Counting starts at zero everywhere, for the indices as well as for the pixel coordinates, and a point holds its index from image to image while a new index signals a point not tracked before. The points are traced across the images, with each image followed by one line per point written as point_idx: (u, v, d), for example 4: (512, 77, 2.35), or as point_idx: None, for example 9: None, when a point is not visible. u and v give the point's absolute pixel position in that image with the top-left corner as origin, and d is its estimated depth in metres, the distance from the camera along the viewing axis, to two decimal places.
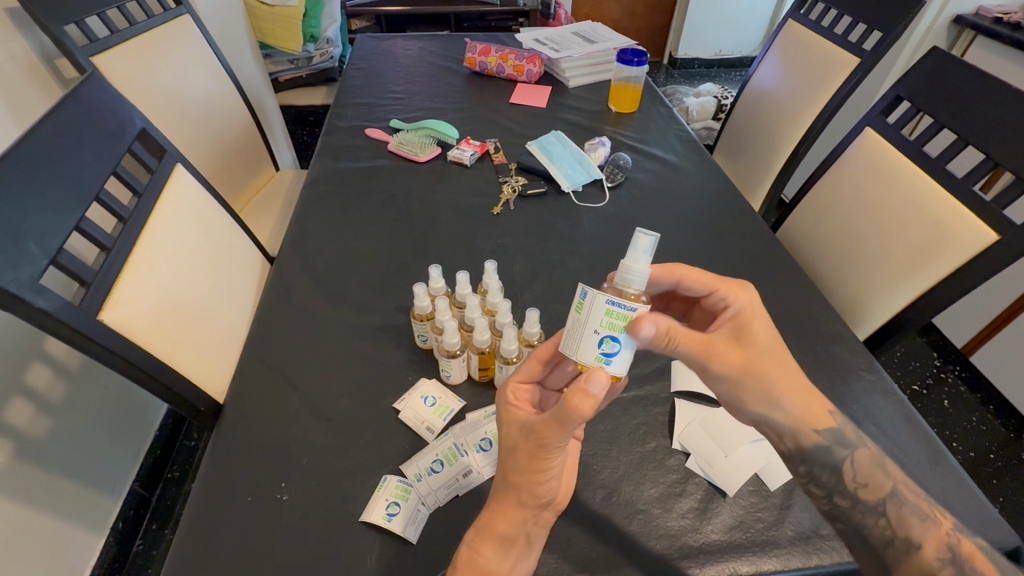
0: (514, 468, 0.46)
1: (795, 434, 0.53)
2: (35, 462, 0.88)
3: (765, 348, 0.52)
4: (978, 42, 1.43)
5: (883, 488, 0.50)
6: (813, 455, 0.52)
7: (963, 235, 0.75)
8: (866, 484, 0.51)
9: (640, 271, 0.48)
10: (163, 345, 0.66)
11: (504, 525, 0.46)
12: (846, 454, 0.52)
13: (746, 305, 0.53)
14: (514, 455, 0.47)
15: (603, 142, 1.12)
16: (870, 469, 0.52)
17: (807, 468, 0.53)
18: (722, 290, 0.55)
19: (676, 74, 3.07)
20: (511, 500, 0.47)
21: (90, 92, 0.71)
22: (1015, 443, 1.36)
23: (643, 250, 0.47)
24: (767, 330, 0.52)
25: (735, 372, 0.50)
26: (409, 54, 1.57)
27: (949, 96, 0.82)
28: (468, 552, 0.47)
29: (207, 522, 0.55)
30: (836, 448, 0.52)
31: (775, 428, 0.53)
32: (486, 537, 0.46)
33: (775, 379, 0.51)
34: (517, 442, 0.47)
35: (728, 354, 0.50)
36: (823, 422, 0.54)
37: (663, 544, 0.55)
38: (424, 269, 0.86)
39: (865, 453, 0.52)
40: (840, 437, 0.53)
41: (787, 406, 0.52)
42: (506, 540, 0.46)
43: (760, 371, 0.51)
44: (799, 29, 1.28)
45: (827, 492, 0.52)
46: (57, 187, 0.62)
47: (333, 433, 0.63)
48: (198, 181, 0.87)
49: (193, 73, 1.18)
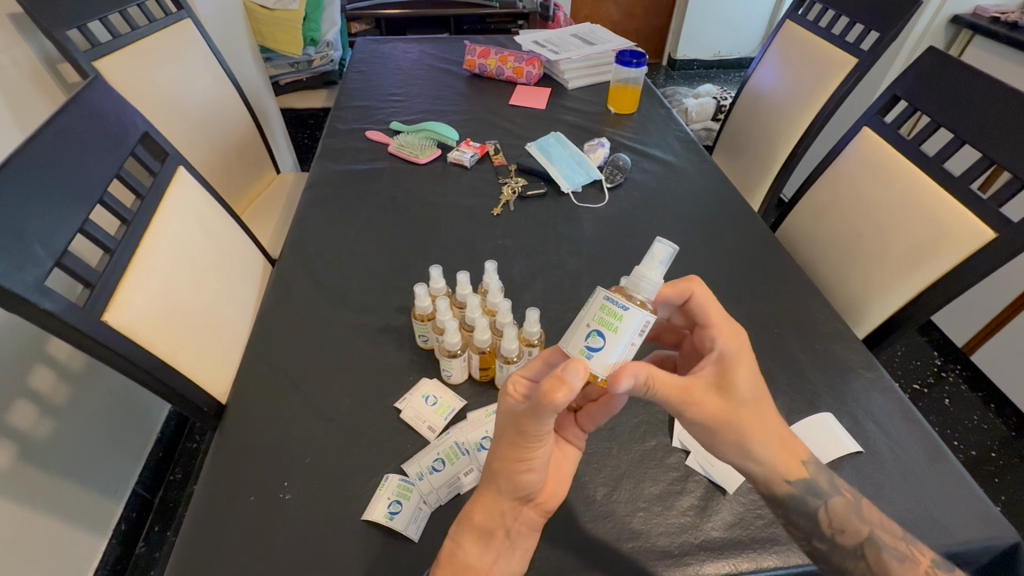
0: (496, 452, 0.47)
1: (768, 483, 0.51)
2: (38, 463, 0.89)
3: (742, 400, 0.49)
4: (976, 41, 1.43)
5: (861, 533, 0.51)
6: (788, 504, 0.51)
7: (960, 235, 0.75)
8: (843, 530, 0.51)
9: (653, 280, 0.48)
10: (166, 346, 0.67)
11: (479, 511, 0.48)
12: (820, 504, 0.51)
13: (733, 351, 0.51)
14: (498, 440, 0.48)
15: (602, 142, 1.13)
16: (846, 514, 0.51)
17: (783, 513, 0.52)
18: (718, 332, 0.53)
19: (676, 75, 3.08)
20: (490, 485, 0.48)
21: (93, 95, 0.72)
22: (1016, 442, 1.36)
23: (659, 260, 0.49)
24: (751, 376, 0.50)
25: (711, 415, 0.49)
26: (409, 57, 1.58)
27: (946, 96, 0.82)
28: (449, 549, 0.48)
29: (209, 521, 0.56)
30: (808, 498, 0.51)
31: (749, 472, 0.51)
32: (465, 528, 0.48)
33: (750, 429, 0.49)
34: (502, 429, 0.47)
35: (707, 403, 0.49)
36: (796, 472, 0.52)
37: (664, 541, 0.55)
38: (425, 270, 0.87)
39: (840, 501, 0.52)
40: (814, 487, 0.52)
41: (761, 457, 0.50)
42: (487, 533, 0.47)
43: (734, 420, 0.49)
44: (797, 30, 1.29)
45: (806, 535, 0.52)
46: (61, 189, 0.62)
47: (335, 432, 0.63)
48: (200, 184, 0.87)
49: (195, 77, 1.19)
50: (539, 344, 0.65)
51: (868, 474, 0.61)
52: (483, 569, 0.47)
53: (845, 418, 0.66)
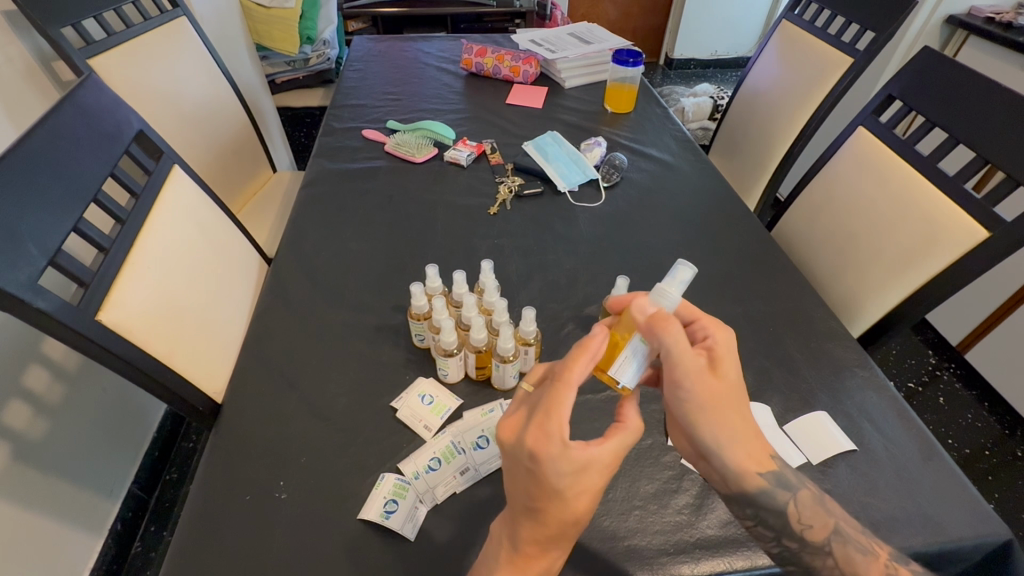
0: (580, 509, 0.46)
1: (740, 480, 0.51)
2: (34, 463, 0.88)
3: (733, 387, 0.50)
4: (971, 41, 1.44)
5: (828, 526, 0.51)
6: (759, 500, 0.51)
7: (953, 233, 0.76)
8: (812, 526, 0.51)
9: (674, 298, 0.52)
10: (161, 345, 0.67)
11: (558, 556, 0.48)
12: (788, 497, 0.52)
13: (723, 340, 0.51)
14: (581, 496, 0.45)
15: (598, 142, 1.13)
16: (813, 509, 0.52)
17: (753, 511, 0.52)
18: (709, 324, 0.53)
19: (672, 75, 3.08)
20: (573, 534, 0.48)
21: (88, 93, 0.72)
22: (1010, 440, 1.37)
23: (681, 280, 0.52)
24: (736, 367, 0.51)
25: (703, 397, 0.49)
26: (406, 55, 1.57)
27: (941, 96, 0.83)
28: None
29: (206, 521, 0.56)
30: (778, 492, 0.52)
31: (720, 469, 0.52)
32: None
33: (736, 413, 0.50)
34: (587, 482, 0.45)
35: (701, 384, 0.49)
36: (764, 465, 0.52)
37: (658, 540, 0.55)
38: (421, 269, 0.87)
39: (807, 493, 0.52)
40: (783, 479, 0.52)
41: (739, 454, 0.51)
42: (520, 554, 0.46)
43: (722, 404, 0.50)
44: (793, 30, 1.29)
45: (776, 534, 0.52)
46: (55, 187, 0.62)
47: (332, 432, 0.63)
48: (196, 183, 0.87)
49: (190, 75, 1.19)
50: (535, 343, 0.66)
51: (863, 472, 0.61)
52: None
53: (839, 416, 0.67)
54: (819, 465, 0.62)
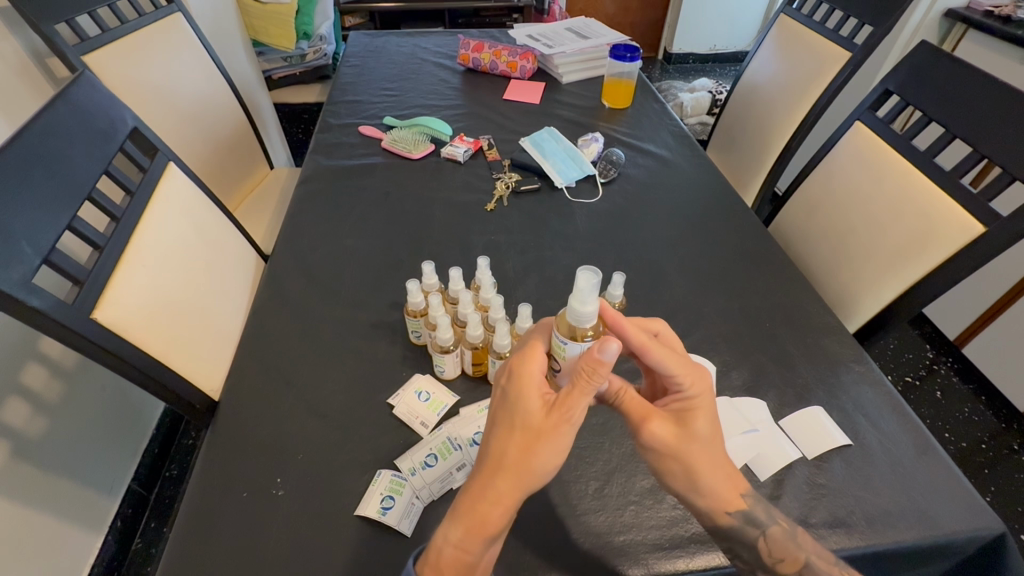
0: (523, 446, 0.47)
1: (712, 516, 0.53)
2: (33, 461, 0.89)
3: (700, 442, 0.51)
4: (970, 35, 1.44)
5: (798, 561, 0.51)
6: (729, 534, 0.53)
7: (950, 229, 0.76)
8: (782, 560, 0.51)
9: (578, 312, 0.49)
10: (157, 343, 0.66)
11: (499, 514, 0.46)
12: (758, 534, 0.52)
13: (698, 395, 0.52)
14: (530, 436, 0.47)
15: (596, 138, 1.13)
16: (784, 543, 0.52)
17: (727, 545, 0.53)
18: (687, 377, 0.52)
19: (670, 70, 3.07)
20: (514, 485, 0.47)
21: (81, 91, 0.71)
22: (1006, 433, 1.38)
23: (584, 292, 0.48)
24: (709, 422, 0.52)
25: (663, 449, 0.52)
26: (403, 51, 1.57)
27: (938, 91, 0.83)
28: (452, 553, 0.46)
29: (201, 519, 0.56)
30: (747, 528, 0.52)
31: (691, 507, 0.53)
32: (474, 532, 0.46)
33: (700, 462, 0.52)
34: (534, 418, 0.48)
35: (664, 436, 0.51)
36: (736, 504, 0.53)
37: (654, 534, 0.55)
38: (418, 265, 0.87)
39: (778, 529, 0.53)
40: (752, 516, 0.53)
41: (709, 496, 0.52)
42: (478, 524, 0.46)
43: (688, 455, 0.51)
44: (792, 24, 1.28)
45: (752, 568, 0.53)
46: (50, 187, 0.62)
47: (328, 429, 0.63)
48: (191, 179, 0.87)
49: (185, 71, 1.18)
50: None
51: (858, 467, 0.61)
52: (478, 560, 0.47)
53: (834, 410, 0.67)
54: (814, 461, 0.62)
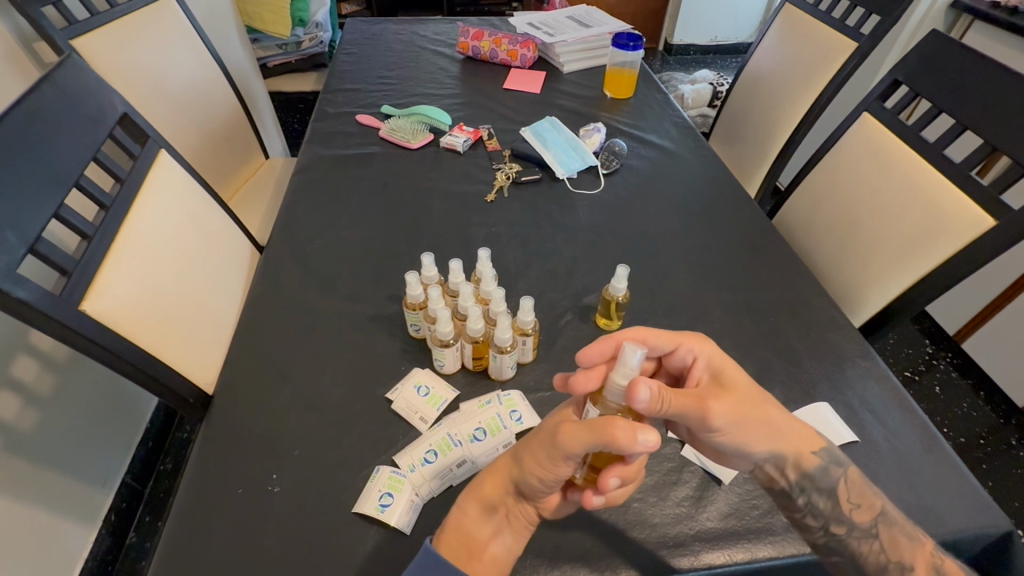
0: (526, 438, 0.48)
1: (797, 462, 0.51)
2: (24, 455, 0.87)
3: (747, 392, 0.49)
4: (976, 27, 1.42)
5: (875, 507, 0.50)
6: (813, 478, 0.51)
7: (959, 222, 0.74)
8: (860, 506, 0.50)
9: (620, 383, 0.44)
10: (148, 336, 0.65)
11: (489, 484, 0.49)
12: (840, 474, 0.51)
13: (710, 354, 0.51)
14: (535, 428, 0.48)
15: (598, 128, 1.11)
16: (861, 488, 0.51)
17: (804, 498, 0.51)
18: (688, 342, 0.51)
19: (671, 61, 3.04)
20: (509, 464, 0.49)
21: (67, 75, 0.69)
22: (1004, 428, 1.38)
23: (631, 365, 0.44)
24: (741, 373, 0.51)
25: (737, 420, 0.47)
26: (401, 38, 1.54)
27: (948, 82, 0.81)
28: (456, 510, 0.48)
29: (196, 515, 0.54)
30: (831, 467, 0.51)
31: (778, 462, 0.51)
32: (473, 495, 0.49)
33: (767, 411, 0.49)
34: (545, 421, 0.48)
35: (725, 407, 0.47)
36: (815, 443, 0.52)
37: (659, 533, 0.54)
38: (416, 257, 0.85)
39: (855, 472, 0.52)
40: (833, 456, 0.52)
41: (788, 444, 0.50)
42: (476, 488, 0.49)
43: (753, 411, 0.48)
44: (797, 13, 1.26)
45: (824, 522, 0.51)
46: (34, 174, 0.60)
47: (325, 424, 0.62)
48: (183, 168, 0.84)
49: (178, 57, 1.15)
50: (533, 333, 0.64)
51: (865, 463, 0.60)
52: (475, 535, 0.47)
53: (840, 406, 0.66)
54: None
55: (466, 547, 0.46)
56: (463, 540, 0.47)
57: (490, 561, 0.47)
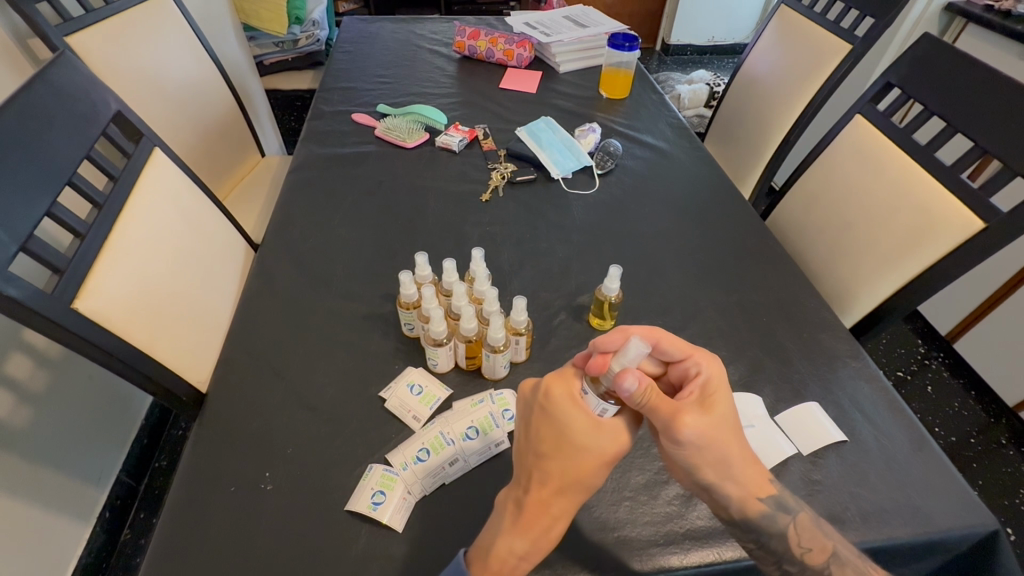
0: (580, 471, 0.45)
1: (740, 507, 0.50)
2: (18, 452, 0.87)
3: (725, 422, 0.48)
4: (969, 30, 1.43)
5: (827, 549, 0.50)
6: (761, 525, 0.50)
7: (949, 224, 0.75)
8: (811, 549, 0.50)
9: (613, 372, 0.46)
10: (142, 334, 0.65)
11: (562, 524, 0.46)
12: (788, 521, 0.50)
13: (716, 374, 0.50)
14: (586, 455, 0.45)
15: (593, 128, 1.11)
16: (812, 531, 0.50)
17: (755, 537, 0.50)
18: (699, 357, 0.51)
19: (668, 61, 3.04)
20: (571, 498, 0.46)
21: (61, 72, 0.68)
22: (995, 428, 1.39)
23: (630, 355, 0.47)
24: (730, 405, 0.49)
25: (702, 440, 0.47)
26: (397, 37, 1.54)
27: (940, 85, 0.82)
28: (518, 561, 0.45)
29: (189, 513, 0.55)
30: (778, 515, 0.50)
31: (721, 499, 0.50)
32: (539, 541, 0.45)
33: (730, 448, 0.48)
34: (592, 445, 0.45)
35: (696, 423, 0.46)
36: (764, 490, 0.51)
37: (649, 531, 0.55)
38: (411, 256, 0.85)
39: (806, 515, 0.51)
40: (782, 502, 0.51)
41: (736, 481, 0.49)
42: (541, 535, 0.45)
43: (718, 436, 0.47)
44: (792, 15, 1.27)
45: (776, 559, 0.51)
46: (26, 172, 0.60)
47: (318, 422, 0.62)
48: (178, 165, 0.84)
49: (173, 54, 1.15)
50: (526, 333, 0.65)
51: (853, 463, 0.61)
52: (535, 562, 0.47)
53: (830, 406, 0.66)
54: (809, 456, 0.62)
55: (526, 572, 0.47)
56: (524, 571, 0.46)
57: None
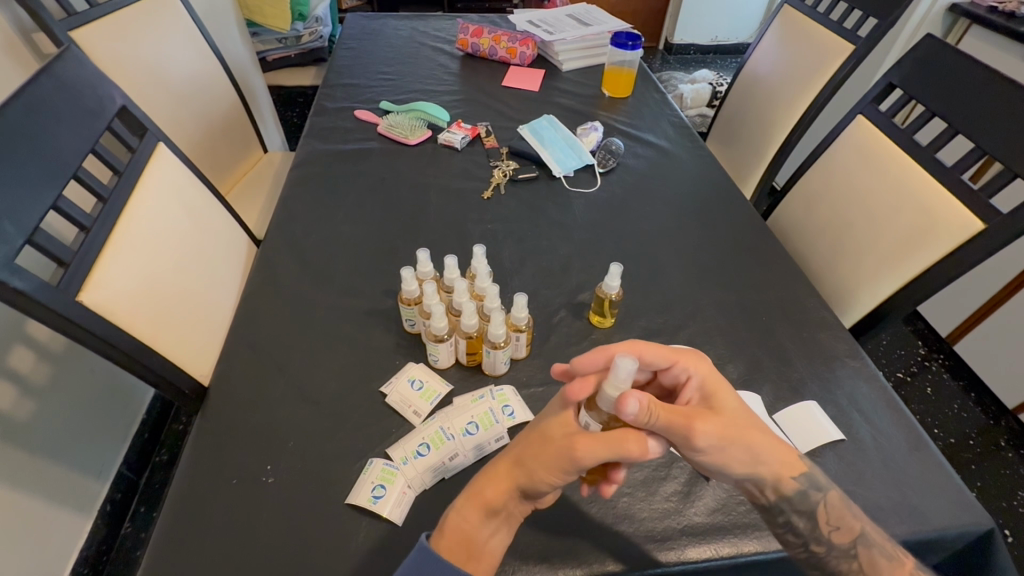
0: (532, 450, 0.47)
1: (775, 485, 0.50)
2: (21, 445, 0.88)
3: (734, 416, 0.50)
4: (973, 31, 1.43)
5: (854, 529, 0.50)
6: (791, 503, 0.51)
7: (950, 224, 0.75)
8: (839, 528, 0.50)
9: (613, 392, 0.45)
10: (145, 328, 0.65)
11: (494, 494, 0.47)
12: (820, 498, 0.51)
13: (704, 372, 0.52)
14: (540, 436, 0.47)
15: (595, 126, 1.11)
16: (841, 510, 0.51)
17: (785, 517, 0.51)
18: (681, 362, 0.52)
19: (671, 60, 3.04)
20: (511, 473, 0.47)
21: (67, 66, 0.69)
22: (994, 430, 1.39)
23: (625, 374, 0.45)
24: (733, 397, 0.51)
25: (719, 442, 0.47)
26: (401, 34, 1.54)
27: (942, 86, 0.82)
28: (455, 520, 0.47)
29: (190, 505, 0.55)
30: (811, 492, 0.51)
31: (755, 483, 0.50)
32: (474, 504, 0.47)
33: (753, 439, 0.49)
34: (547, 428, 0.47)
35: (709, 427, 0.47)
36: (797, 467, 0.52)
37: (646, 526, 0.55)
38: (413, 252, 0.86)
39: (835, 494, 0.52)
40: (814, 480, 0.52)
41: (769, 466, 0.50)
42: (477, 497, 0.47)
43: (736, 433, 0.48)
44: (796, 15, 1.27)
45: (804, 540, 0.51)
46: (33, 166, 0.60)
47: (319, 416, 0.63)
48: (182, 160, 0.85)
49: (176, 49, 1.15)
50: (526, 329, 0.65)
51: (850, 461, 0.61)
52: (475, 544, 0.46)
53: (828, 405, 0.67)
54: (807, 454, 0.62)
55: (467, 551, 0.46)
56: (466, 544, 0.46)
57: (492, 561, 0.47)
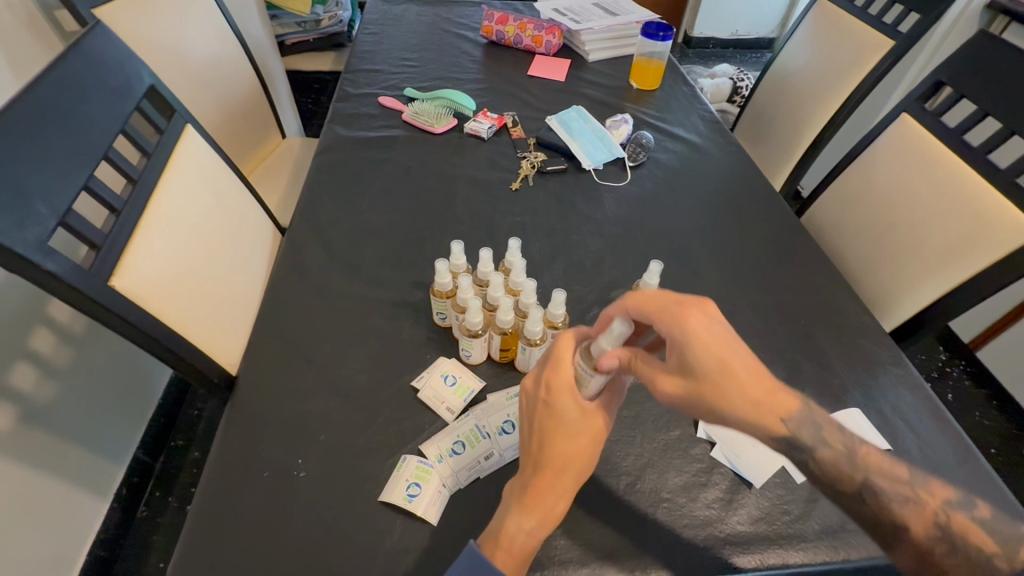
0: (578, 452, 0.46)
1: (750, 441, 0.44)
2: (42, 427, 0.87)
3: (710, 386, 0.42)
4: (1013, 29, 1.38)
5: (854, 479, 0.42)
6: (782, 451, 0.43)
7: (1003, 229, 0.72)
8: (837, 479, 0.43)
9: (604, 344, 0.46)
10: (175, 314, 0.64)
11: (565, 506, 0.46)
12: (807, 457, 0.43)
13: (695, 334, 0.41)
14: (578, 437, 0.46)
15: (626, 119, 1.08)
16: (836, 464, 0.43)
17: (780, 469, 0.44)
18: (662, 319, 0.42)
19: (690, 54, 2.99)
20: (571, 477, 0.46)
21: (95, 43, 0.67)
22: (1016, 439, 1.37)
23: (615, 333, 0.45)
24: (713, 363, 0.41)
25: (681, 407, 0.44)
26: (423, 20, 1.51)
27: (995, 84, 0.78)
28: (527, 543, 0.45)
29: (220, 497, 0.54)
30: (795, 449, 0.43)
31: None
32: (546, 523, 0.45)
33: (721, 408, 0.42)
34: (579, 425, 0.46)
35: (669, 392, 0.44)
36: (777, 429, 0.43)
37: (688, 535, 0.53)
38: (441, 244, 0.84)
39: (829, 447, 0.43)
40: (797, 440, 0.43)
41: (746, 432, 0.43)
42: (546, 519, 0.45)
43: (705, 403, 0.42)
44: (831, 8, 1.23)
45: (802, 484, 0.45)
46: (65, 144, 0.58)
47: (350, 410, 0.61)
48: (208, 143, 0.83)
49: (198, 30, 1.12)
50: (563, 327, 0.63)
51: None
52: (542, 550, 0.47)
53: (872, 413, 0.65)
54: None
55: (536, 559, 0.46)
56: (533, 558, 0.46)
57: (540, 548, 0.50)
